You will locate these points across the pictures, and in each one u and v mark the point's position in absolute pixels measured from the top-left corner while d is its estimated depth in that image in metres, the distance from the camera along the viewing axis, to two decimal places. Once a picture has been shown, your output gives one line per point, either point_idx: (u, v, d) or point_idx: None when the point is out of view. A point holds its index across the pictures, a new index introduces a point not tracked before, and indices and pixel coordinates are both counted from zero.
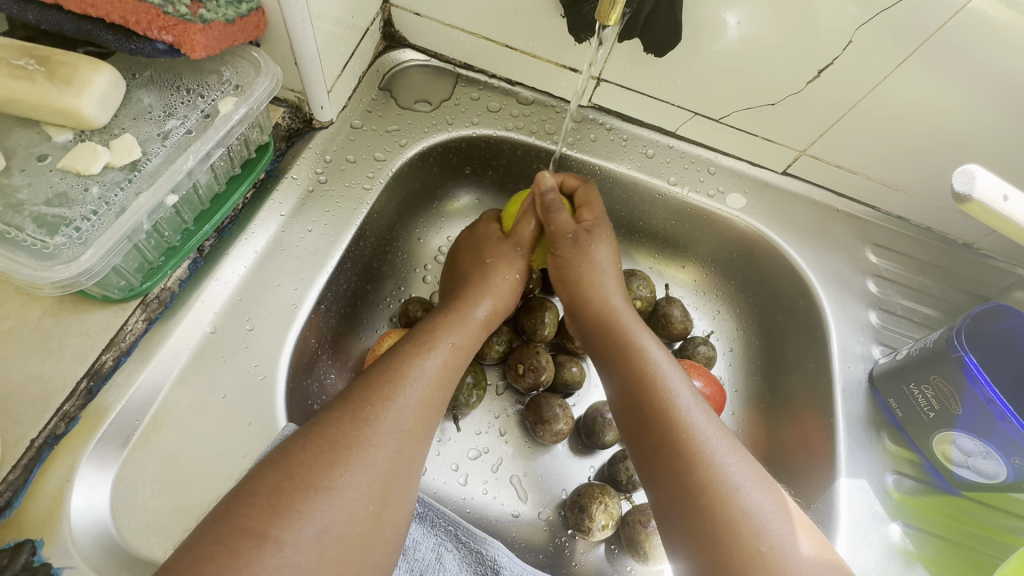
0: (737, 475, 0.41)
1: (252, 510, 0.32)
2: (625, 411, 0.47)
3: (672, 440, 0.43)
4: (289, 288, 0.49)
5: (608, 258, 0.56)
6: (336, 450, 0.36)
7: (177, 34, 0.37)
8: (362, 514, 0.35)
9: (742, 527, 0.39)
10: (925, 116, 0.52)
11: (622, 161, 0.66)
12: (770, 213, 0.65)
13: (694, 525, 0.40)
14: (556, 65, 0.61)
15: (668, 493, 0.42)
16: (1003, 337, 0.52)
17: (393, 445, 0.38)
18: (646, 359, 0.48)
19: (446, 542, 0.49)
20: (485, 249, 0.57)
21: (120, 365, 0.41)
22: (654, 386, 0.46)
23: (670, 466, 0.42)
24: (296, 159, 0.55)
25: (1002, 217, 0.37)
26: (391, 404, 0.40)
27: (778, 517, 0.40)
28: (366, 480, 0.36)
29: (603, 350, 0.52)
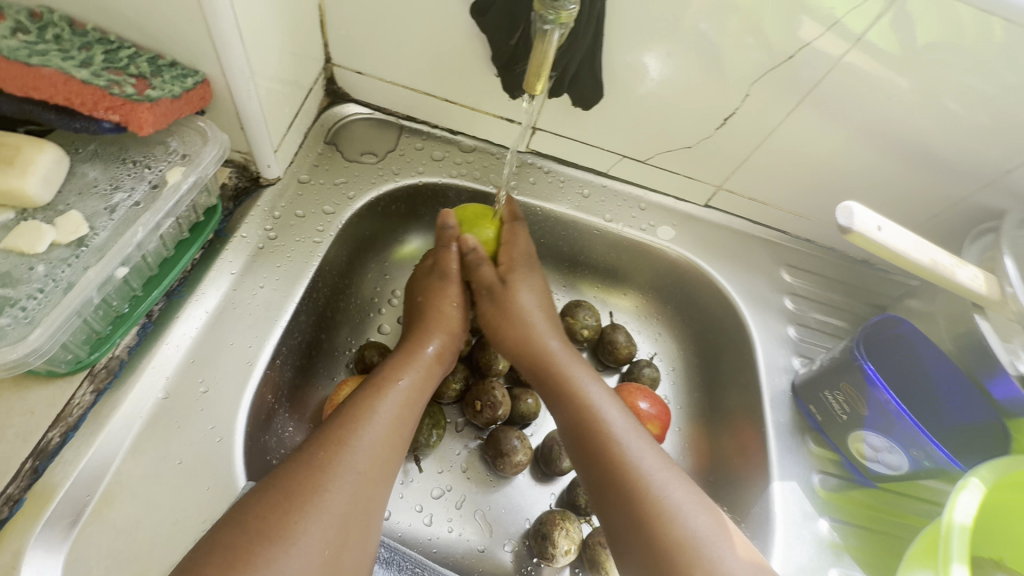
0: (676, 499, 0.45)
1: (211, 565, 0.34)
2: (573, 453, 0.51)
3: (613, 474, 0.47)
4: (243, 345, 0.49)
5: (531, 301, 0.60)
6: (296, 495, 0.38)
7: (125, 113, 0.38)
8: (319, 558, 0.37)
9: (681, 548, 0.43)
10: (816, 154, 0.61)
11: (561, 202, 0.71)
12: (697, 242, 0.72)
13: (641, 555, 0.44)
14: (494, 116, 0.66)
15: (616, 526, 0.46)
16: (895, 342, 0.60)
17: (349, 489, 0.40)
18: (584, 397, 0.52)
19: None
20: (427, 291, 0.60)
21: (68, 440, 0.40)
22: (591, 423, 0.50)
23: (615, 501, 0.46)
24: (245, 217, 0.56)
25: (879, 243, 0.47)
26: (344, 445, 0.42)
27: (715, 535, 0.44)
28: (322, 526, 0.38)
29: (545, 393, 0.55)
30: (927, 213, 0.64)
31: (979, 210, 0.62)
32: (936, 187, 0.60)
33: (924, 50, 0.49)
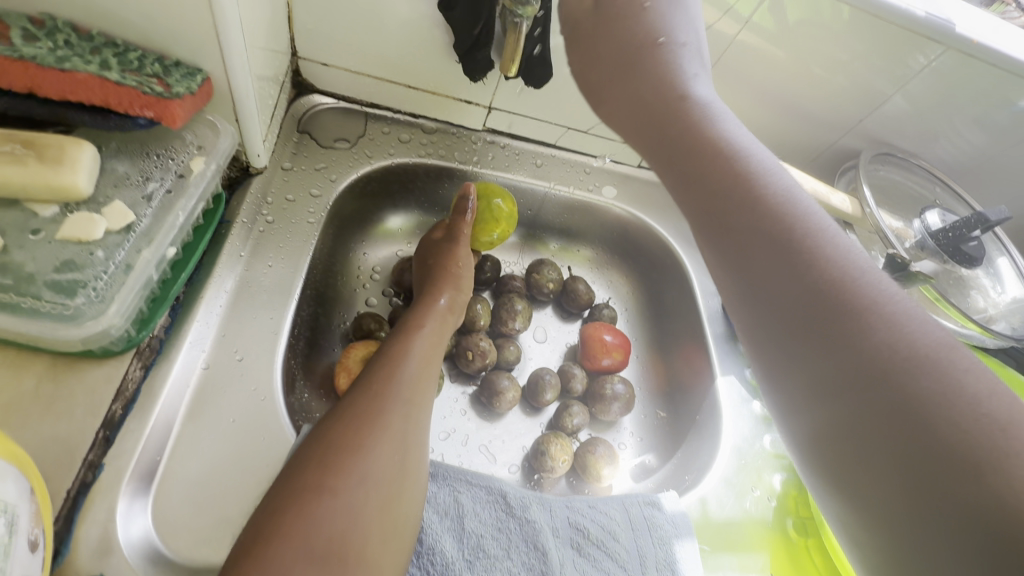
0: (890, 289, 0.33)
1: (305, 477, 0.39)
2: (726, 230, 0.37)
3: (800, 253, 0.34)
4: (265, 318, 0.55)
5: (664, 14, 0.43)
6: (364, 414, 0.44)
7: (159, 110, 0.43)
8: (390, 462, 0.42)
9: (896, 352, 0.30)
10: (724, 115, 0.75)
11: (518, 171, 0.82)
12: (635, 197, 0.86)
13: (834, 351, 0.32)
14: (454, 99, 0.74)
15: (801, 319, 0.33)
16: None
17: (402, 410, 0.45)
18: (749, 160, 0.37)
19: (461, 487, 0.50)
20: (434, 251, 0.69)
21: (131, 411, 0.44)
22: (765, 196, 0.36)
23: (801, 289, 0.33)
24: (242, 204, 0.60)
25: None
26: (394, 373, 0.48)
27: (947, 335, 0.31)
28: (388, 438, 0.43)
29: (658, 140, 0.41)
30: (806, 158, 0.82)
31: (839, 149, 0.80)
32: (810, 135, 0.77)
33: (797, 33, 0.63)
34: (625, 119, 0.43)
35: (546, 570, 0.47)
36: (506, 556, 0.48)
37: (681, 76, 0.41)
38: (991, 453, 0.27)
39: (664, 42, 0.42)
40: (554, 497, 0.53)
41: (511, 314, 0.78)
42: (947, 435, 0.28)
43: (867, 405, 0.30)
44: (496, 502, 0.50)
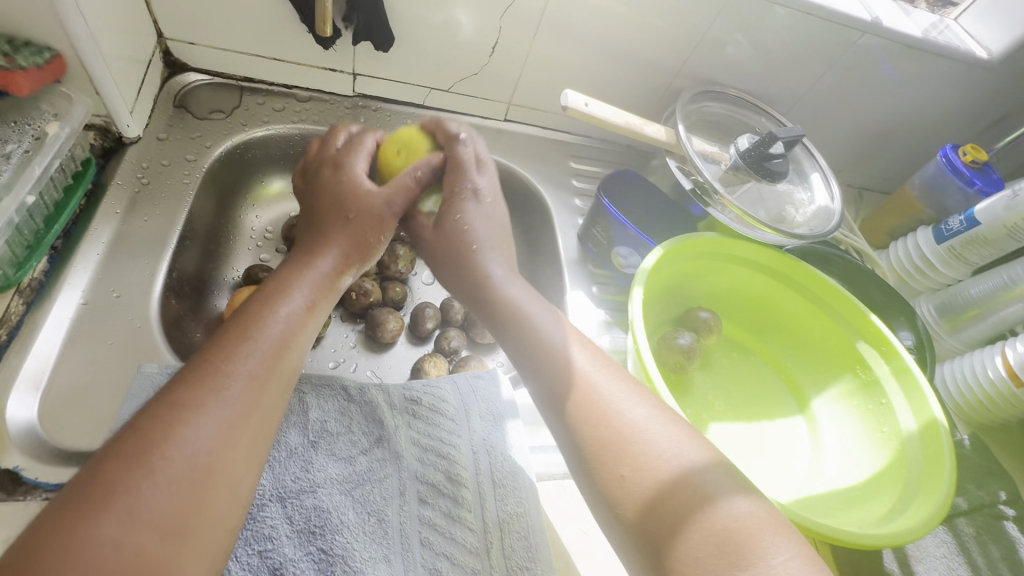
0: (642, 417, 0.48)
1: (80, 492, 0.32)
2: (557, 408, 0.51)
3: (589, 411, 0.49)
4: (143, 263, 0.64)
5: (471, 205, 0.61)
6: (165, 415, 0.36)
7: (6, 80, 0.51)
8: (198, 467, 0.35)
9: (627, 439, 0.47)
10: (564, 65, 0.88)
11: (393, 130, 0.90)
12: (503, 148, 0.96)
13: (607, 471, 0.47)
14: (320, 68, 0.83)
15: (593, 449, 0.48)
16: (632, 185, 0.85)
17: (231, 407, 0.39)
18: (563, 350, 0.53)
19: (306, 389, 0.60)
20: (347, 194, 0.55)
21: (15, 336, 0.53)
22: (580, 388, 0.51)
23: (590, 424, 0.48)
24: (117, 169, 0.69)
25: (585, 112, 0.73)
26: (221, 365, 0.40)
27: (675, 439, 0.47)
28: (203, 438, 0.36)
29: (503, 328, 0.56)
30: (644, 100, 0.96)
31: (667, 88, 0.94)
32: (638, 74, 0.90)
33: None
34: (451, 279, 0.61)
35: (382, 434, 0.59)
36: (348, 430, 0.58)
37: (488, 282, 0.58)
38: (713, 519, 0.42)
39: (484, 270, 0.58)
40: (393, 384, 0.64)
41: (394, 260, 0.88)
42: (698, 522, 0.42)
43: (618, 494, 0.45)
44: (338, 396, 0.60)
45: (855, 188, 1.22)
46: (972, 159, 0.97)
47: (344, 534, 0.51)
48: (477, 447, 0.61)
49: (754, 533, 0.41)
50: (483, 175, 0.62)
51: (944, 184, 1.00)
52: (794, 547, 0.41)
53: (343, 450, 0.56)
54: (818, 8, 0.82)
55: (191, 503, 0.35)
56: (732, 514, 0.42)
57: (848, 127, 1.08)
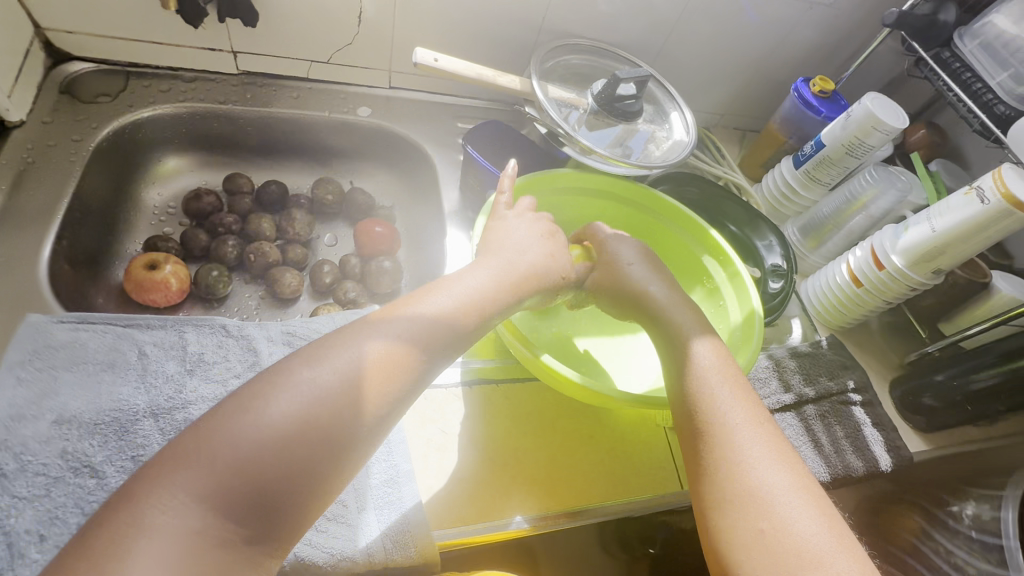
0: (781, 486, 0.51)
1: (196, 430, 0.43)
2: (708, 454, 0.55)
3: (735, 466, 0.53)
4: (31, 233, 0.70)
5: (622, 249, 0.74)
6: (256, 391, 0.45)
7: None
8: (261, 442, 0.42)
9: (755, 497, 0.51)
10: (430, 30, 0.95)
11: (279, 104, 0.97)
12: (390, 114, 1.04)
13: (738, 522, 0.50)
14: (198, 48, 0.89)
15: (724, 493, 0.52)
16: (500, 135, 0.96)
17: (295, 407, 0.44)
18: (715, 400, 0.58)
19: (187, 328, 0.67)
20: (553, 267, 0.68)
21: None
22: (729, 441, 0.55)
23: (729, 477, 0.53)
24: (3, 151, 0.75)
25: (435, 67, 0.81)
26: (307, 369, 0.46)
27: (805, 513, 0.50)
28: (265, 422, 0.43)
29: (682, 376, 0.62)
30: (515, 58, 1.04)
31: (533, 45, 1.02)
32: (502, 33, 0.98)
33: None
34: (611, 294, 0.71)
35: (257, 360, 0.67)
36: (225, 358, 0.66)
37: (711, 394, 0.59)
38: None
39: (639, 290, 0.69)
40: (272, 323, 0.71)
41: (291, 224, 0.95)
42: (746, 503, 0.51)
43: (734, 547, 0.50)
44: (217, 333, 0.68)
45: (739, 129, 1.31)
46: (822, 90, 1.06)
47: None
48: None
49: (794, 533, 0.49)
50: (628, 246, 0.75)
51: (800, 115, 1.09)
52: (823, 567, 0.47)
53: (217, 375, 0.64)
54: None
55: (257, 479, 0.42)
56: (790, 520, 0.49)
57: (717, 71, 1.16)
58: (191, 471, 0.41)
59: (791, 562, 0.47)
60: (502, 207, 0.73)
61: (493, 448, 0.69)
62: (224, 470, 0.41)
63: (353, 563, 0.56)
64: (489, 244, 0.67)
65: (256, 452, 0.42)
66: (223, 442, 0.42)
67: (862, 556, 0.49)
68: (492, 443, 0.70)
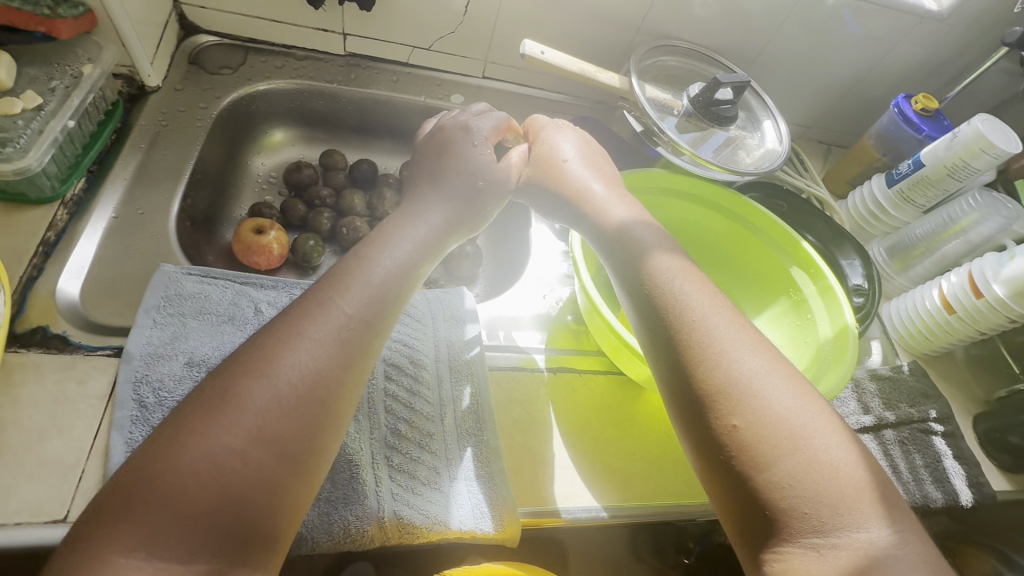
0: (753, 369, 0.51)
1: (146, 458, 0.40)
2: (676, 359, 0.54)
3: (705, 360, 0.52)
4: (163, 189, 0.76)
5: (561, 141, 0.75)
6: (201, 416, 0.42)
7: (47, 26, 0.63)
8: (222, 465, 0.41)
9: (730, 385, 0.50)
10: (532, 24, 0.97)
11: (380, 87, 1.01)
12: (481, 103, 1.06)
13: (715, 414, 0.50)
14: (313, 29, 0.94)
15: (699, 395, 0.51)
16: (591, 130, 0.97)
17: (255, 424, 0.43)
18: (680, 300, 0.57)
19: (296, 288, 0.72)
20: (481, 173, 0.71)
21: (61, 237, 0.65)
22: (696, 336, 0.54)
23: (702, 371, 0.52)
24: (141, 112, 0.81)
25: (541, 60, 0.82)
26: (255, 384, 0.45)
27: (784, 394, 0.50)
28: (224, 445, 0.41)
29: (637, 283, 0.61)
30: (609, 57, 1.04)
31: (630, 45, 1.02)
32: (601, 32, 0.99)
33: None
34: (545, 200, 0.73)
35: None
36: None
37: (672, 292, 0.58)
38: (814, 466, 0.46)
39: (584, 189, 0.71)
40: None
41: (380, 202, 0.99)
42: (718, 399, 0.50)
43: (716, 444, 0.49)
44: None
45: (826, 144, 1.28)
46: (924, 107, 1.02)
47: None
48: (439, 344, 0.72)
49: (772, 416, 0.48)
50: (569, 147, 0.75)
51: (898, 133, 1.05)
52: (803, 442, 0.47)
53: None
54: None
55: (225, 495, 0.40)
56: (768, 401, 0.49)
57: (813, 82, 1.14)
58: (154, 507, 0.38)
59: (781, 456, 0.46)
60: (471, 116, 0.75)
61: (575, 435, 0.70)
62: (189, 504, 0.39)
63: (444, 528, 0.58)
64: (448, 163, 0.70)
65: (200, 481, 0.40)
66: (188, 459, 0.40)
67: (842, 425, 0.50)
68: (572, 430, 0.71)
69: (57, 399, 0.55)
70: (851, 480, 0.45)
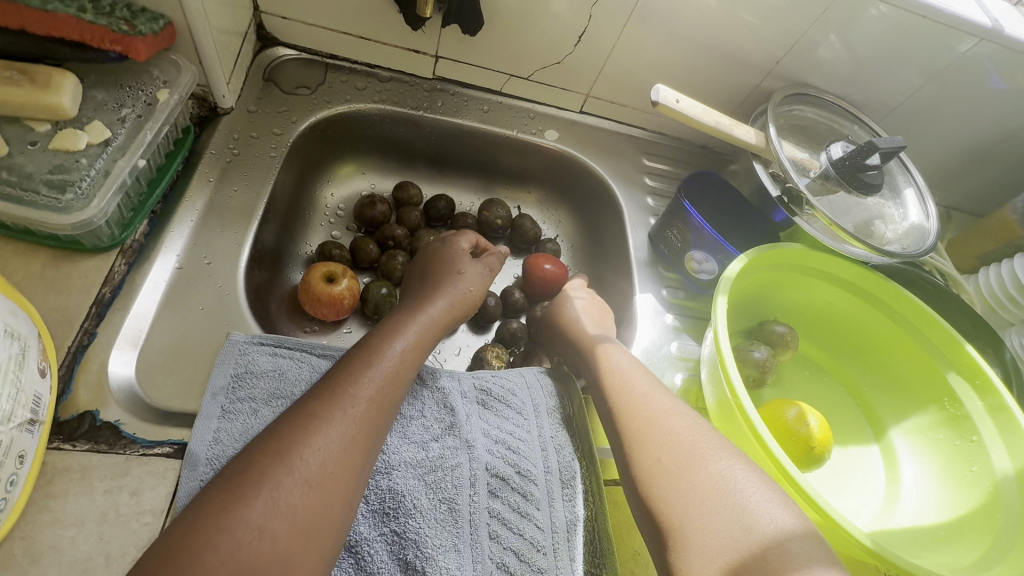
0: (723, 467, 0.50)
1: (172, 539, 0.35)
2: (640, 453, 0.53)
3: (668, 452, 0.52)
4: (231, 233, 0.65)
5: (573, 292, 0.75)
6: (238, 485, 0.38)
7: (125, 45, 0.52)
8: (256, 543, 0.36)
9: (699, 480, 0.49)
10: (649, 60, 0.85)
11: (469, 116, 0.89)
12: (576, 140, 0.94)
13: (684, 511, 0.47)
14: (403, 49, 0.83)
15: (667, 492, 0.49)
16: (710, 185, 0.84)
17: (297, 495, 0.39)
18: (647, 398, 0.57)
19: None
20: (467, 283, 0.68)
21: (117, 295, 0.55)
22: (660, 434, 0.54)
23: (666, 469, 0.51)
24: (212, 138, 0.70)
25: (676, 109, 0.70)
26: (300, 447, 0.41)
27: (754, 486, 0.48)
28: (263, 517, 0.37)
29: (608, 383, 0.61)
30: (728, 100, 0.92)
31: (754, 88, 0.90)
32: (725, 73, 0.87)
33: None
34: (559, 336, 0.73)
35: (454, 422, 0.58)
36: (421, 415, 0.57)
37: (642, 390, 0.58)
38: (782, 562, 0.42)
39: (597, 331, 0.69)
40: (463, 371, 0.63)
41: None
42: (688, 498, 0.48)
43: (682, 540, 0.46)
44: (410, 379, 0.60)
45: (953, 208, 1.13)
46: None
47: (418, 519, 0.51)
48: (546, 445, 0.59)
49: (743, 512, 0.46)
50: (591, 300, 0.75)
51: None
52: (768, 537, 0.44)
53: (416, 434, 0.56)
54: (934, 11, 0.75)
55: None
56: (742, 498, 0.47)
57: (958, 145, 0.99)
58: None
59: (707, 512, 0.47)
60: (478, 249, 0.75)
61: None
62: None
63: None
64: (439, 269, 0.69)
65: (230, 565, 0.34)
66: (221, 539, 0.35)
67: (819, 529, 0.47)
68: None
69: (105, 514, 0.45)
70: (792, 533, 0.44)
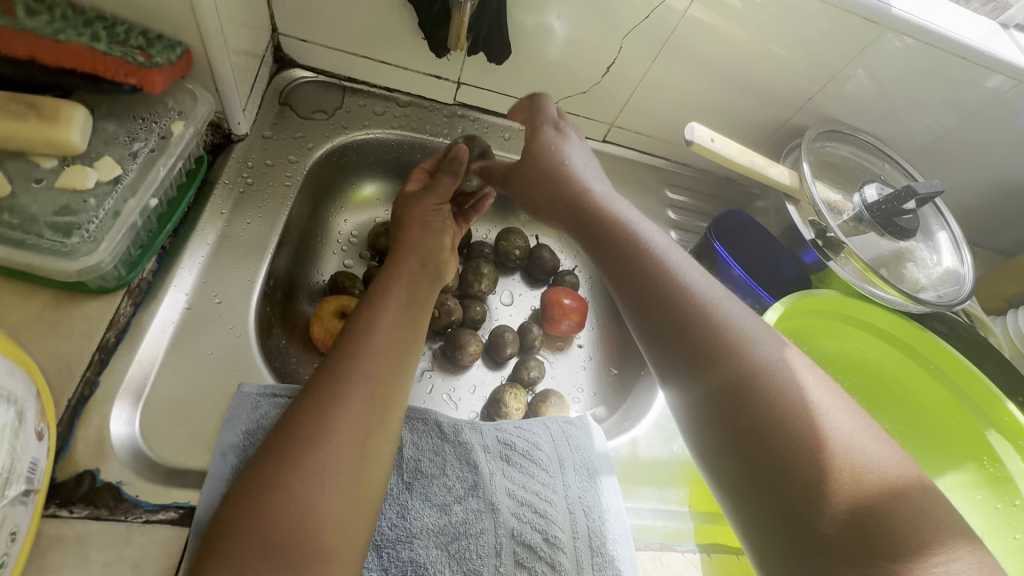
0: (819, 401, 0.44)
1: (234, 517, 0.40)
2: (716, 387, 0.46)
3: (754, 384, 0.45)
4: (243, 268, 0.62)
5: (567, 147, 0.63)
6: (277, 466, 0.42)
7: (140, 77, 0.49)
8: (309, 515, 0.41)
9: (793, 419, 0.43)
10: (678, 92, 0.82)
11: (489, 144, 0.87)
12: None
13: (778, 451, 0.42)
14: (424, 74, 0.80)
15: (756, 431, 0.43)
16: (740, 223, 0.81)
17: (335, 468, 0.43)
18: (723, 317, 0.49)
19: None
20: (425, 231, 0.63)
21: (122, 339, 0.52)
22: (746, 359, 0.46)
23: (751, 402, 0.44)
24: (224, 167, 0.67)
25: (711, 149, 0.67)
26: (327, 423, 0.44)
27: (850, 421, 0.43)
28: (309, 492, 0.41)
29: (667, 304, 0.50)
30: (755, 134, 0.90)
31: (783, 124, 0.87)
32: (755, 107, 0.84)
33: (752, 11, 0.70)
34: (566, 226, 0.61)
35: (478, 481, 0.54)
36: (443, 474, 0.54)
37: (714, 309, 0.49)
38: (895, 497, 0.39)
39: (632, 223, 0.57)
40: (486, 423, 0.59)
41: (476, 277, 0.83)
42: (782, 440, 0.42)
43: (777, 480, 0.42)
44: (431, 433, 0.56)
45: (980, 247, 1.10)
46: None
47: None
48: (573, 506, 0.55)
49: (844, 448, 0.41)
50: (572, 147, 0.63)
51: None
52: (875, 474, 0.40)
53: (438, 496, 0.52)
54: (975, 53, 0.73)
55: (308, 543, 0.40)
56: (842, 435, 0.42)
57: (990, 185, 0.96)
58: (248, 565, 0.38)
59: (818, 470, 0.41)
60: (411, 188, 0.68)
61: None
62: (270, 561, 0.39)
63: None
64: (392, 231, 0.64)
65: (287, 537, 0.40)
66: (276, 518, 0.40)
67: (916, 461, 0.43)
68: None
69: None
70: (914, 478, 0.40)
